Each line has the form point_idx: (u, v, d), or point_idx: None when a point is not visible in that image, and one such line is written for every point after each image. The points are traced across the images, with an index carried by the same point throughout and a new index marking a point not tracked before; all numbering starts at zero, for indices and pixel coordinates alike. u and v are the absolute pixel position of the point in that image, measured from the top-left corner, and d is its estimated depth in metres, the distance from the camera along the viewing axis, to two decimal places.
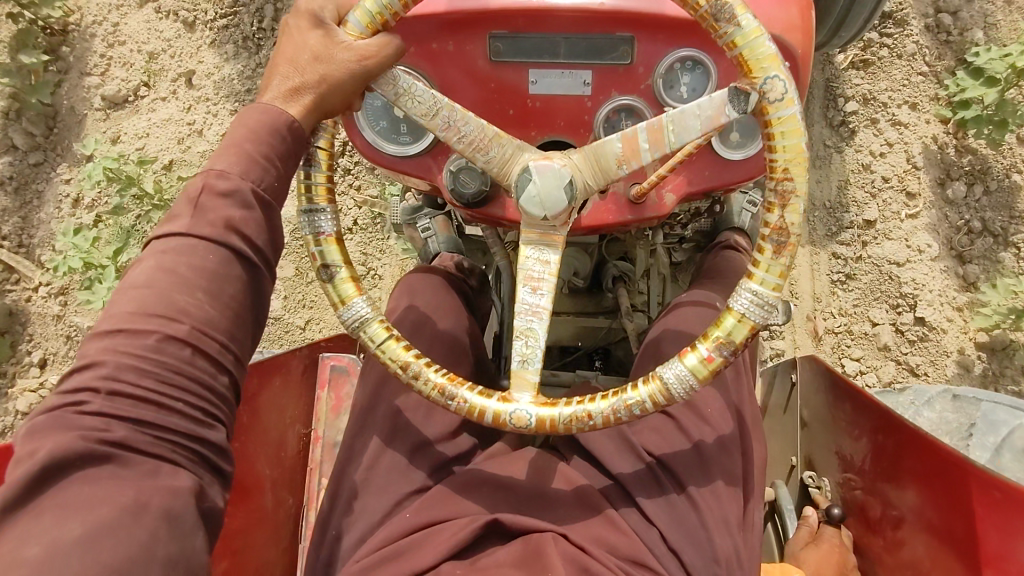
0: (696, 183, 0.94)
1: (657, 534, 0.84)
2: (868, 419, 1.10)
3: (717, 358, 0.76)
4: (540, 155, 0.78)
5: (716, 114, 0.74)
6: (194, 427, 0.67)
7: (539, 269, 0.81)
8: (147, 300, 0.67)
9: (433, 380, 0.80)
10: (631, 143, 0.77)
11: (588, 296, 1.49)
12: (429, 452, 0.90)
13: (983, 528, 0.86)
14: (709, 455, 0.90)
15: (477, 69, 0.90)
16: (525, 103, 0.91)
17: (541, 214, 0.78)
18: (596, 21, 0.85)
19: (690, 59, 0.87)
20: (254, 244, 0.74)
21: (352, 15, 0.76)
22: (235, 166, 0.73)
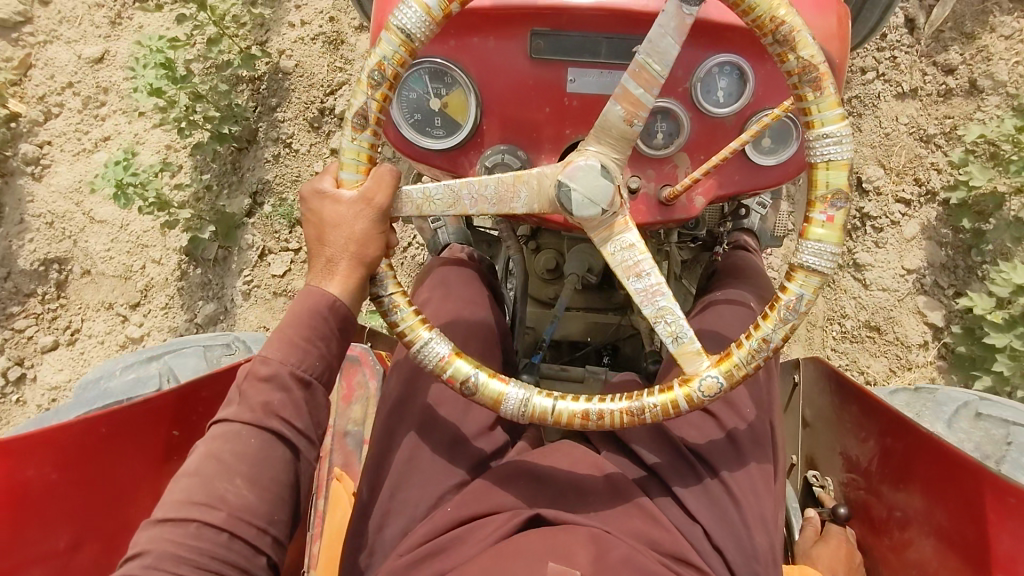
0: (727, 186, 0.95)
1: (700, 529, 0.86)
2: (876, 422, 1.13)
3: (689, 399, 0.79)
4: (561, 164, 0.78)
5: (679, 19, 0.74)
6: None
7: (630, 255, 0.80)
8: (194, 488, 0.72)
9: (497, 391, 0.80)
10: (628, 96, 0.76)
11: (599, 292, 1.51)
12: (467, 448, 0.92)
13: (996, 534, 0.90)
14: (744, 444, 0.92)
15: (516, 65, 0.91)
16: (561, 101, 0.92)
17: (598, 210, 0.77)
18: (638, 23, 0.86)
19: (728, 64, 0.88)
20: (295, 426, 0.77)
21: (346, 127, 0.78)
22: (275, 351, 0.77)
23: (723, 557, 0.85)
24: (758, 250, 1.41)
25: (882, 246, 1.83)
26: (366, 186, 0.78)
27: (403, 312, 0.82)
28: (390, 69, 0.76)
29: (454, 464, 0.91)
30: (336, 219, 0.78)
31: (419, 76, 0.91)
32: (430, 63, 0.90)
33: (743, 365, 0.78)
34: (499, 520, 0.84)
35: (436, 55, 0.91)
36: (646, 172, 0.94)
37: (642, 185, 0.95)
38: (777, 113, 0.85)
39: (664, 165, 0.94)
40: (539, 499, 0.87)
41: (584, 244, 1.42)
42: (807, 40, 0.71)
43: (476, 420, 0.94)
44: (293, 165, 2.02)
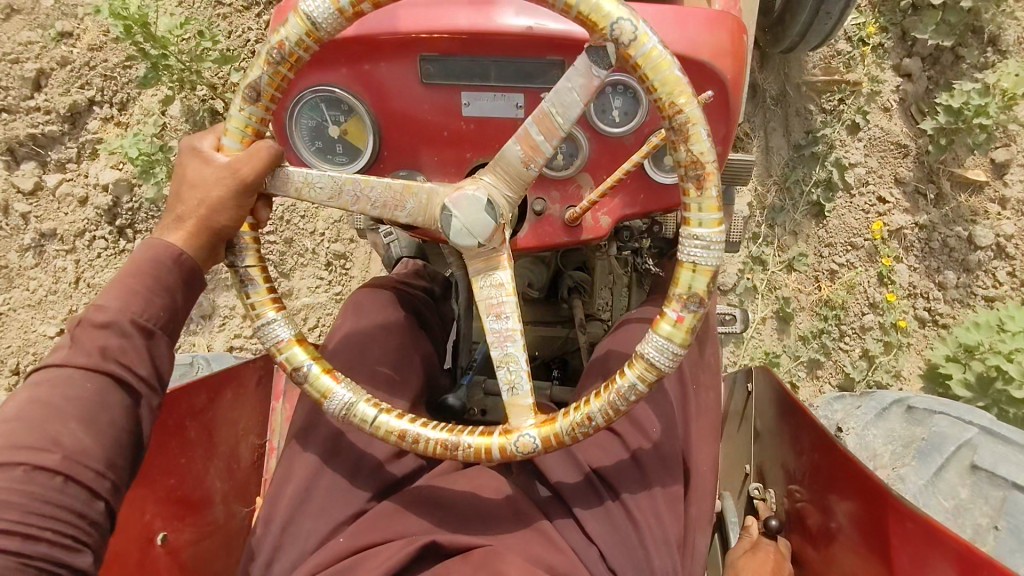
0: (630, 206, 0.94)
1: (598, 551, 0.86)
2: (807, 435, 1.11)
3: (566, 434, 0.77)
4: (452, 188, 0.78)
5: (587, 80, 0.72)
6: (62, 555, 0.64)
7: (495, 294, 0.79)
8: (17, 434, 0.65)
9: (394, 427, 0.80)
10: (528, 140, 0.75)
11: (546, 306, 1.50)
12: (375, 474, 0.95)
13: (899, 557, 0.87)
14: (648, 467, 0.94)
15: (410, 90, 0.90)
16: (458, 125, 0.91)
17: (474, 242, 0.77)
18: (525, 45, 0.84)
19: (620, 84, 0.86)
20: (137, 372, 0.71)
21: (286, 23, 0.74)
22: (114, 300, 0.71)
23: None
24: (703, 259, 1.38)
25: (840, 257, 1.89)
26: (236, 156, 0.76)
27: (311, 371, 0.82)
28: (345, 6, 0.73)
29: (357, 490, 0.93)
30: (199, 181, 0.76)
31: (316, 104, 0.91)
32: (324, 91, 0.90)
33: (631, 388, 0.76)
34: (396, 546, 0.85)
35: (330, 82, 0.90)
36: (549, 194, 0.94)
37: (548, 207, 0.95)
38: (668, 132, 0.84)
39: (567, 185, 0.94)
40: (442, 525, 0.88)
41: (527, 258, 1.41)
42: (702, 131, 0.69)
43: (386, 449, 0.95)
44: None
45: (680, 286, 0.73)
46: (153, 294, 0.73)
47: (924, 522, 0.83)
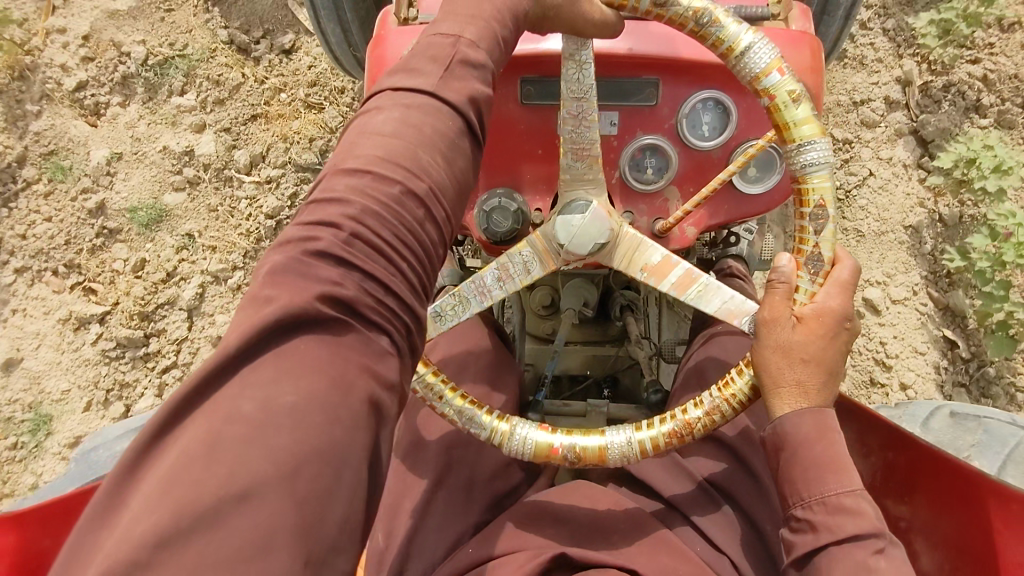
0: (716, 217, 0.98)
1: (726, 558, 0.86)
2: (875, 436, 1.12)
3: (661, 444, 0.83)
4: (607, 209, 0.85)
5: (735, 312, 0.84)
6: (407, 296, 0.58)
7: (519, 270, 0.87)
8: (394, 147, 0.59)
9: (453, 405, 0.87)
10: (665, 268, 0.86)
11: (596, 325, 1.53)
12: (480, 491, 0.95)
13: (1004, 541, 0.92)
14: (763, 471, 0.92)
15: (508, 111, 0.94)
16: (553, 142, 0.95)
17: (563, 241, 0.83)
18: (621, 66, 0.90)
19: (711, 100, 0.92)
20: (476, 125, 0.64)
21: None
22: (466, 33, 0.65)
23: None
24: (747, 275, 1.43)
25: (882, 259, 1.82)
26: None
27: (423, 370, 0.87)
28: None
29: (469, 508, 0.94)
30: None
31: None
32: None
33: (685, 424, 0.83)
34: (524, 559, 0.83)
35: None
36: (637, 207, 0.97)
37: (635, 221, 0.98)
38: (760, 144, 0.89)
39: (655, 199, 0.97)
40: (561, 539, 0.87)
41: (578, 279, 1.44)
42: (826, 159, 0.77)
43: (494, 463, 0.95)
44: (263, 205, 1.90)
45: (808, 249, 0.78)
46: (499, 40, 0.68)
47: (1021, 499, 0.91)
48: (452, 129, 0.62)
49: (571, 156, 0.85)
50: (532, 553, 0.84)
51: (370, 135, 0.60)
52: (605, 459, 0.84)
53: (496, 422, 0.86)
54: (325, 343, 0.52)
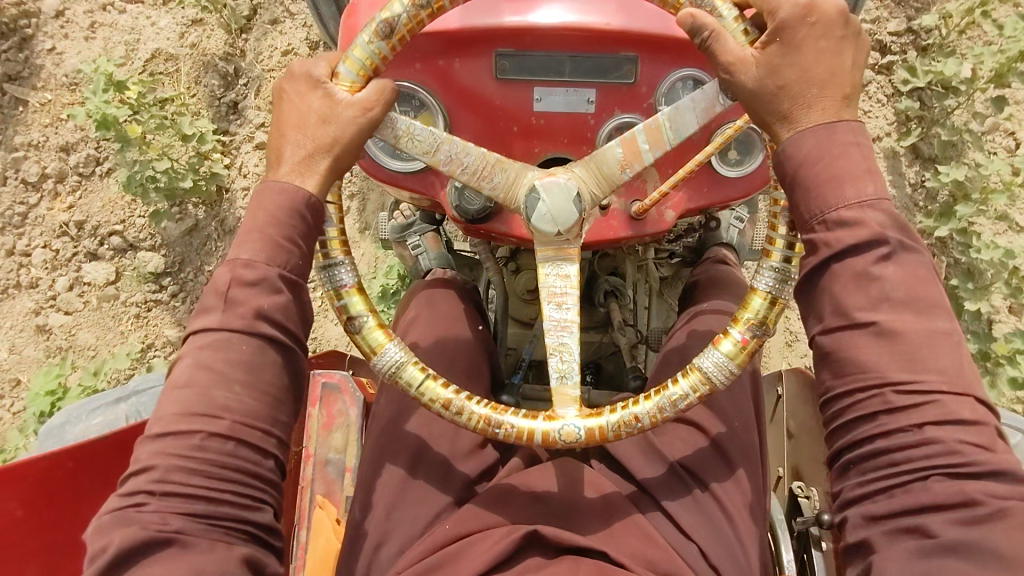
0: (694, 200, 0.96)
1: (695, 544, 0.85)
2: None
3: (659, 414, 0.80)
4: (543, 173, 0.82)
5: (710, 105, 0.80)
6: (243, 511, 0.71)
7: (561, 284, 0.84)
8: (190, 401, 0.72)
9: (440, 396, 0.82)
10: (632, 146, 0.81)
11: (581, 310, 1.52)
12: (455, 470, 0.92)
13: None
14: (733, 455, 0.91)
15: (483, 86, 0.92)
16: (530, 119, 0.93)
17: (553, 231, 0.81)
18: (600, 42, 0.88)
19: (691, 79, 0.89)
20: (286, 327, 0.76)
21: (344, 65, 0.78)
22: (259, 253, 0.75)
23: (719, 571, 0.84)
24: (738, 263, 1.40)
25: None
26: (356, 105, 0.77)
27: (370, 327, 0.83)
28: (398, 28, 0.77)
29: (444, 489, 0.90)
30: (325, 138, 0.77)
31: None
32: (397, 87, 0.91)
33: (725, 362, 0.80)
34: (500, 536, 0.81)
35: (403, 78, 0.92)
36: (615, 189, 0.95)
37: (613, 202, 0.96)
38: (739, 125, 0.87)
39: (634, 180, 0.95)
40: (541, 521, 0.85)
41: None
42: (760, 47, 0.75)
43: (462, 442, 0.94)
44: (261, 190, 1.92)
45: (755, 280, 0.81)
46: (284, 241, 0.76)
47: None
48: (248, 349, 0.73)
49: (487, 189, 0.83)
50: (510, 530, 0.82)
51: (174, 390, 0.73)
52: (604, 437, 0.80)
53: (473, 405, 0.82)
54: (161, 557, 0.66)
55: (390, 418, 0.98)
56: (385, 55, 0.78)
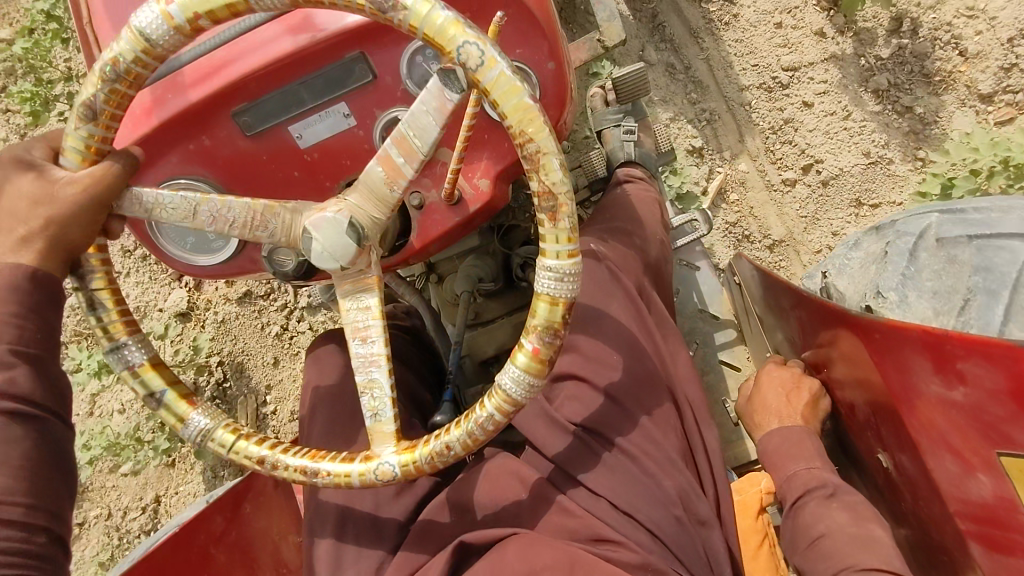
0: (501, 159, 0.91)
1: (607, 502, 0.88)
2: (786, 296, 1.03)
3: (416, 467, 0.79)
4: (315, 208, 0.76)
5: (440, 103, 0.69)
6: None
7: (363, 317, 0.81)
8: None
9: (347, 468, 0.80)
10: (387, 162, 0.73)
11: (511, 291, 1.47)
12: (380, 521, 0.94)
13: (886, 371, 0.78)
14: (625, 399, 0.93)
15: (241, 148, 0.88)
16: (304, 159, 0.90)
17: (338, 265, 0.77)
18: (320, 55, 0.82)
19: (426, 47, 0.84)
20: None
21: (66, 155, 0.73)
22: None
23: (648, 527, 0.87)
24: (643, 176, 1.42)
25: (798, 83, 1.63)
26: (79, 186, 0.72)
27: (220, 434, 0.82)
28: (101, 109, 0.71)
29: (377, 545, 0.92)
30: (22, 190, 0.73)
31: None
32: (166, 188, 0.89)
33: (562, 265, 0.72)
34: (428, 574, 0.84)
35: (167, 178, 0.88)
36: (421, 183, 0.91)
37: (425, 197, 0.92)
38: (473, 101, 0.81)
39: (433, 166, 0.91)
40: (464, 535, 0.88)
41: (468, 258, 1.39)
42: (488, 50, 0.64)
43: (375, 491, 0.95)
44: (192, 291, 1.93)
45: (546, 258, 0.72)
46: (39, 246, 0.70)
47: (889, 326, 0.75)
48: None
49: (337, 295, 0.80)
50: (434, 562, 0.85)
51: None
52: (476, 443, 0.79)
53: (258, 452, 0.81)
54: None
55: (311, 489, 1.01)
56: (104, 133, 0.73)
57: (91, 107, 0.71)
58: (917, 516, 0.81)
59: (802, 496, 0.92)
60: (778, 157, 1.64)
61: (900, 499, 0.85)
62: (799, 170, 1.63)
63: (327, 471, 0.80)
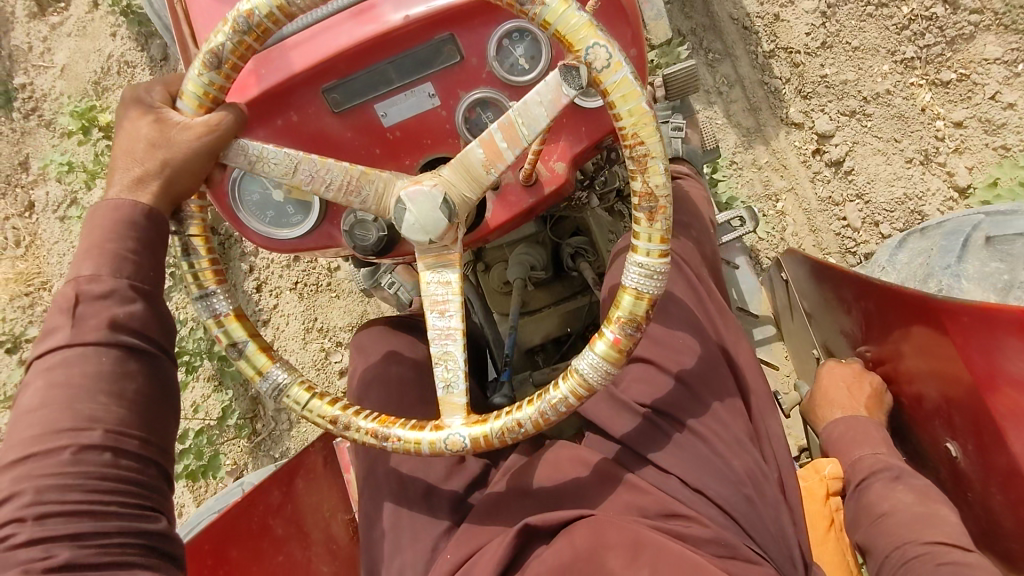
0: (578, 143, 0.93)
1: (678, 481, 0.90)
2: (849, 289, 1.06)
3: (625, 338, 0.77)
4: (411, 182, 0.80)
5: (557, 96, 0.74)
6: None
7: (442, 291, 0.83)
8: None
9: (463, 436, 0.80)
10: (492, 146, 0.76)
11: (559, 281, 1.50)
12: (442, 495, 0.96)
13: (971, 355, 0.82)
14: (695, 384, 0.95)
15: (328, 125, 0.91)
16: (386, 137, 0.92)
17: (426, 239, 0.79)
18: (410, 36, 0.85)
19: (513, 31, 0.86)
20: None
21: (183, 100, 0.80)
22: (102, 268, 0.75)
23: (722, 507, 0.88)
24: (694, 173, 1.42)
25: (840, 97, 1.74)
26: (194, 128, 0.78)
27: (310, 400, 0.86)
28: (225, 59, 0.76)
29: (436, 516, 0.94)
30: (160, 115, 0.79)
31: (251, 176, 0.93)
32: None
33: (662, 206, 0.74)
34: (497, 542, 0.85)
35: None
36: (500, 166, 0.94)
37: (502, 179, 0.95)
38: None
39: None
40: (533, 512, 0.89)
41: (520, 245, 1.40)
42: (615, 53, 0.69)
43: (443, 467, 0.98)
44: (244, 275, 2.00)
45: (641, 245, 0.76)
46: (127, 253, 0.76)
47: (982, 311, 0.78)
48: None
49: (434, 284, 0.83)
50: (502, 536, 0.86)
51: None
52: (591, 390, 0.78)
53: (479, 427, 0.80)
54: None
55: (369, 467, 1.02)
56: (221, 85, 0.79)
57: (217, 56, 0.76)
58: (988, 502, 0.85)
59: (867, 477, 0.97)
60: (815, 166, 1.76)
61: (965, 488, 0.90)
62: (832, 180, 1.75)
63: (551, 405, 0.79)
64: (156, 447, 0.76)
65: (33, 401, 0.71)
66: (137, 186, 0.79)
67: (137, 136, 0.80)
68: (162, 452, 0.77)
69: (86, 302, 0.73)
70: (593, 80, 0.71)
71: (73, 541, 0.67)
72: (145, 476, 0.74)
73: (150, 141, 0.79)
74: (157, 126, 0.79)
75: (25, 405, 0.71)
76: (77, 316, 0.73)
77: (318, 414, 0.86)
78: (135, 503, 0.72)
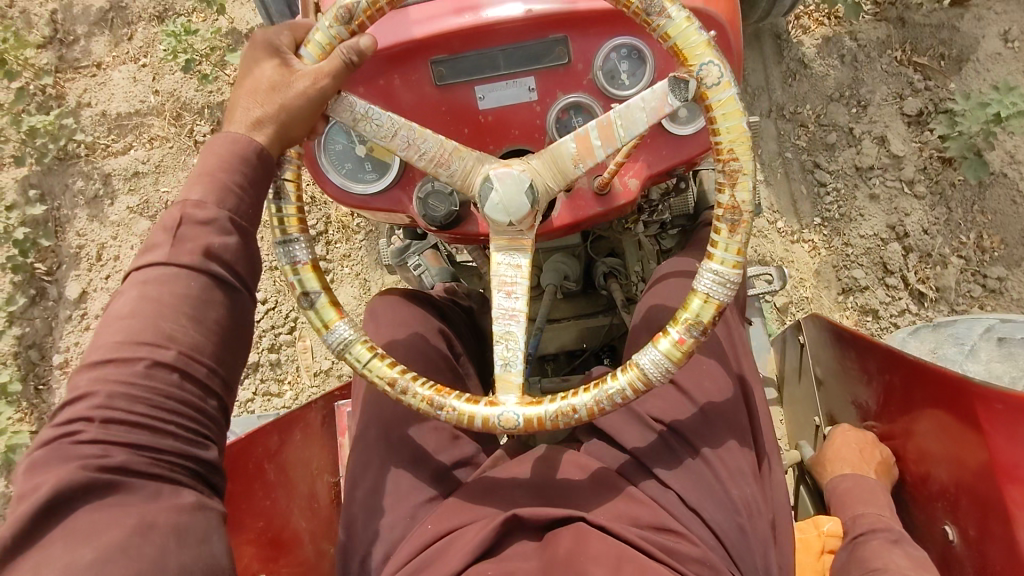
0: (656, 164, 0.97)
1: (689, 505, 0.92)
2: (873, 360, 1.10)
3: (689, 340, 0.79)
4: (499, 164, 0.83)
5: (661, 104, 0.78)
6: None
7: (512, 273, 0.85)
8: None
9: (520, 416, 0.81)
10: (585, 141, 0.81)
11: (585, 297, 1.53)
12: (450, 472, 0.98)
13: (996, 442, 0.87)
14: (719, 407, 0.99)
15: (426, 95, 0.94)
16: (477, 120, 0.95)
17: (505, 220, 0.82)
18: (528, 30, 0.89)
19: (624, 47, 0.90)
20: None
21: (306, 49, 0.84)
22: (209, 196, 0.77)
23: (720, 536, 0.91)
24: None
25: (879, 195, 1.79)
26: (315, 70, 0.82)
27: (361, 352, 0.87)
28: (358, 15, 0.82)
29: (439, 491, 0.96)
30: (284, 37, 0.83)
31: (341, 127, 0.95)
32: None
33: (740, 240, 0.78)
34: (478, 528, 0.88)
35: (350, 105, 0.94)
36: None
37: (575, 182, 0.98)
38: None
39: None
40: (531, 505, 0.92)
41: (557, 253, 1.43)
42: (726, 73, 0.74)
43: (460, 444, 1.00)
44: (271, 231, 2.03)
45: (716, 258, 0.78)
46: (234, 186, 0.79)
47: (1016, 401, 0.84)
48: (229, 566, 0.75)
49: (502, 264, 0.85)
50: (485, 522, 0.89)
51: None
52: (648, 385, 0.81)
53: (536, 408, 0.81)
54: None
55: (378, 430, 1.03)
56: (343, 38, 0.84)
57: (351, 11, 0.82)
58: None
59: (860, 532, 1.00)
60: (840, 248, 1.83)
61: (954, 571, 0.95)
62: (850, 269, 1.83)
63: (608, 395, 0.81)
64: (220, 379, 0.78)
65: (126, 308, 0.74)
66: (256, 126, 0.81)
67: (260, 76, 0.82)
68: (228, 387, 0.80)
69: (188, 226, 0.76)
70: (699, 97, 0.76)
71: (131, 448, 0.69)
72: (208, 412, 0.76)
73: (271, 83, 0.81)
74: (282, 70, 0.82)
75: (118, 311, 0.75)
76: (178, 236, 0.76)
77: (377, 375, 0.87)
78: (194, 432, 0.74)
